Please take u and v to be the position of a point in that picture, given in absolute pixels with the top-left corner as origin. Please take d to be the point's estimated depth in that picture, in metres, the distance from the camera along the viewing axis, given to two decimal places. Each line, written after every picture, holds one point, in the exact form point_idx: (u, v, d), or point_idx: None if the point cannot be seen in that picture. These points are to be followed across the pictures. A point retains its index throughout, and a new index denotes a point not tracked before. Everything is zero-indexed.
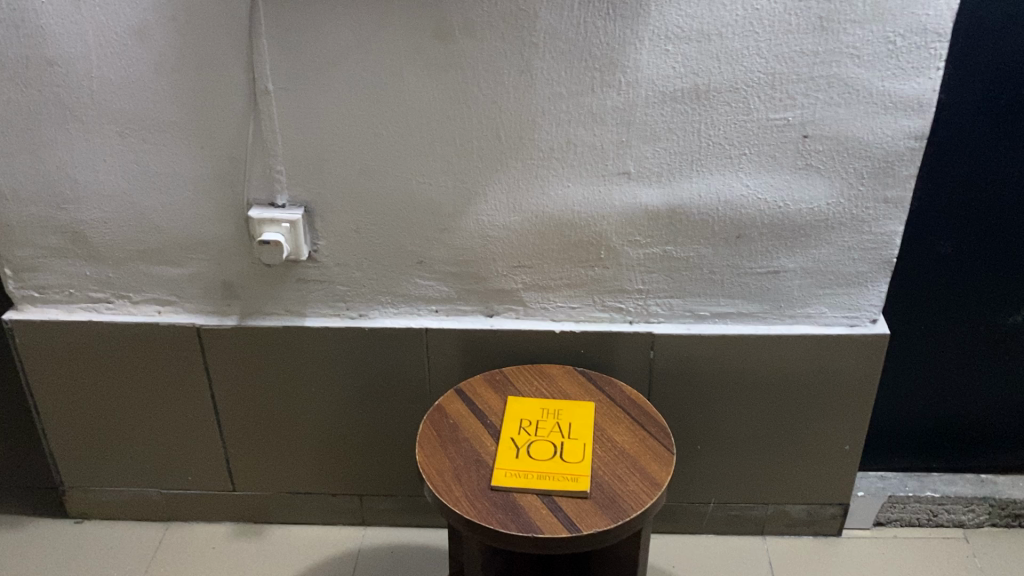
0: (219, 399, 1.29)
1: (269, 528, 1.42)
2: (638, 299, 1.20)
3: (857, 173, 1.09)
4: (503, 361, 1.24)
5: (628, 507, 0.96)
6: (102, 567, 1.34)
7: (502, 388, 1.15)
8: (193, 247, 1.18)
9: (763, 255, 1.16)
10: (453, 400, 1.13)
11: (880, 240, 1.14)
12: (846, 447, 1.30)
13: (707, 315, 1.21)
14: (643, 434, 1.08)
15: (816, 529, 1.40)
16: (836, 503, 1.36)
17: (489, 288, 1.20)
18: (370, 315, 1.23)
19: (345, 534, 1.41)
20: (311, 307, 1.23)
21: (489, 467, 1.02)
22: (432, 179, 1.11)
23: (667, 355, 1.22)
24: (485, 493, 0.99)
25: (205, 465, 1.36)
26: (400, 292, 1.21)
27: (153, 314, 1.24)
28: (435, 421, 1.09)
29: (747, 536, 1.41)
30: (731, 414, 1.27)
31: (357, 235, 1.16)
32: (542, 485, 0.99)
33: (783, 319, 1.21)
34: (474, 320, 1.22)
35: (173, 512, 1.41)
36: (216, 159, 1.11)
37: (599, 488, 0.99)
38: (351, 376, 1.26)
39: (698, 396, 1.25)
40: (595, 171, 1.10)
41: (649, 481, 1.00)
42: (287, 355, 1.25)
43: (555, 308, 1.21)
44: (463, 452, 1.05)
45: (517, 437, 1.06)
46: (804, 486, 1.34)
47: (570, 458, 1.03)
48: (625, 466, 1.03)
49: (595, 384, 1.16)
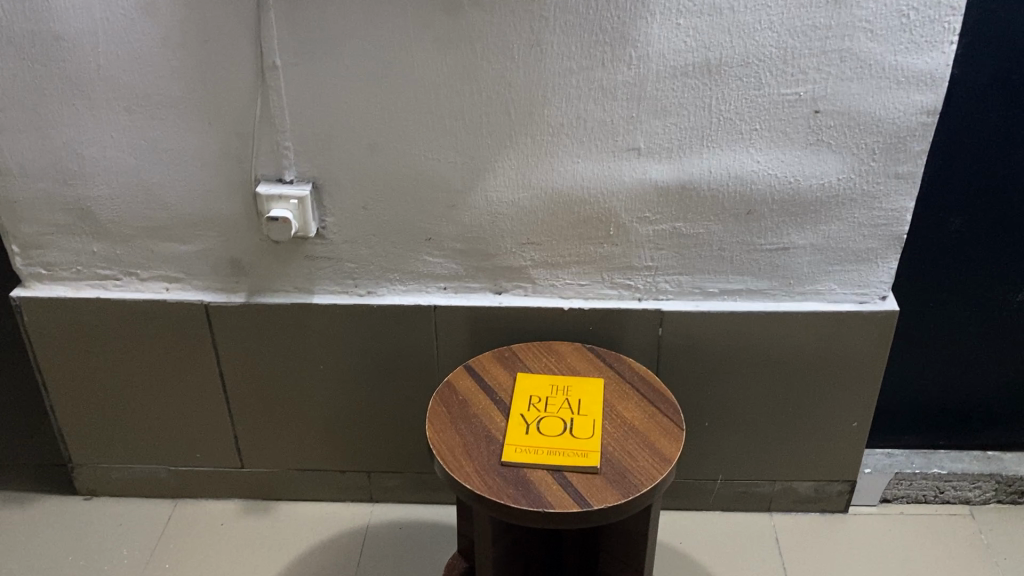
0: (228, 376, 1.30)
1: (277, 505, 1.42)
2: (647, 276, 1.20)
3: (868, 149, 1.08)
4: (511, 337, 1.24)
5: (639, 482, 0.97)
6: (113, 544, 1.35)
7: (511, 364, 1.15)
8: (200, 223, 1.18)
9: (774, 231, 1.15)
10: (463, 376, 1.13)
11: (890, 216, 1.13)
12: (853, 424, 1.30)
13: (716, 292, 1.21)
14: (653, 409, 1.08)
15: (823, 506, 1.40)
16: (843, 480, 1.36)
17: (497, 265, 1.19)
18: (378, 292, 1.22)
19: (353, 511, 1.41)
20: (319, 285, 1.22)
21: (499, 443, 1.03)
22: (441, 155, 1.10)
23: (676, 332, 1.22)
24: (496, 468, 0.99)
25: (214, 442, 1.36)
26: (408, 270, 1.20)
27: (161, 291, 1.24)
28: (444, 397, 1.09)
29: (754, 512, 1.42)
30: (740, 391, 1.27)
31: (365, 212, 1.15)
32: (553, 460, 0.99)
33: (792, 296, 1.21)
34: (482, 297, 1.22)
35: (181, 489, 1.42)
36: (224, 135, 1.10)
37: (609, 464, 1.00)
38: (359, 353, 1.26)
39: (706, 372, 1.25)
40: (606, 147, 1.09)
41: (660, 457, 1.00)
42: (296, 332, 1.25)
43: (564, 286, 1.21)
44: (474, 428, 1.05)
45: (527, 413, 1.06)
46: (811, 463, 1.34)
47: (581, 433, 1.03)
48: (635, 442, 1.03)
49: (604, 360, 1.16)
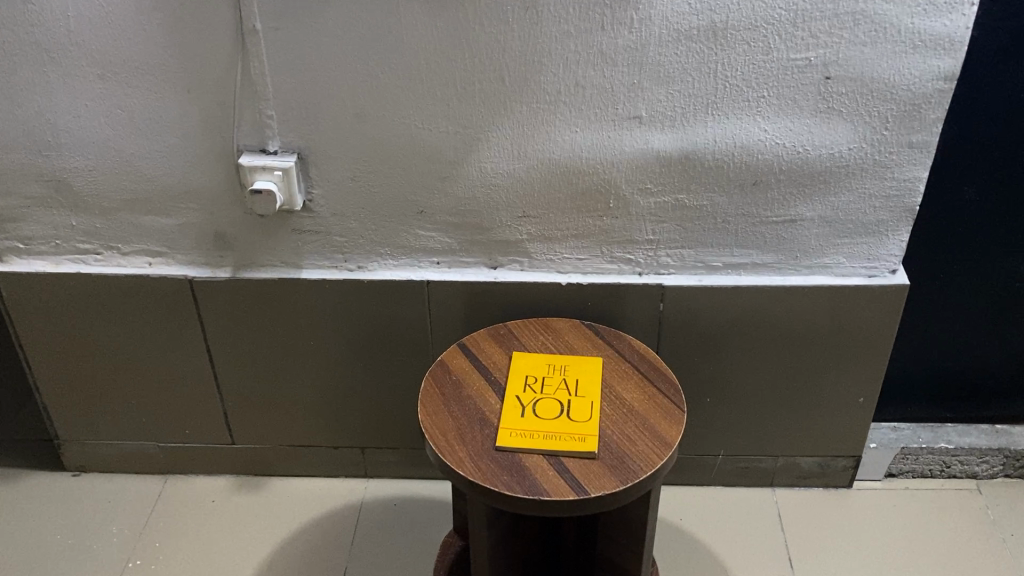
0: (215, 352, 1.26)
1: (269, 481, 1.39)
2: (648, 250, 1.15)
3: (881, 117, 1.03)
4: (506, 313, 1.19)
5: (639, 469, 0.93)
6: (102, 522, 1.33)
7: (507, 342, 1.11)
8: (182, 196, 1.13)
9: (781, 203, 1.10)
10: (456, 355, 1.09)
11: (903, 187, 1.08)
12: (860, 399, 1.26)
13: (720, 266, 1.16)
14: (653, 390, 1.04)
15: (827, 481, 1.37)
16: (848, 455, 1.33)
17: (492, 239, 1.14)
18: (369, 267, 1.18)
19: (347, 487, 1.38)
20: (307, 259, 1.18)
21: (494, 427, 0.99)
22: (433, 124, 1.05)
23: (677, 307, 1.18)
24: (490, 453, 0.96)
25: (203, 418, 1.33)
26: (400, 244, 1.15)
27: (143, 266, 1.20)
28: (437, 378, 1.05)
29: (755, 488, 1.39)
30: (743, 366, 1.23)
31: (354, 183, 1.10)
32: (548, 445, 0.96)
33: (799, 269, 1.16)
34: (477, 272, 1.17)
35: (171, 465, 1.39)
36: (204, 103, 1.05)
37: (607, 449, 0.96)
38: (350, 328, 1.22)
39: (709, 348, 1.21)
40: (605, 115, 1.04)
41: (660, 442, 0.97)
42: (284, 307, 1.21)
43: (561, 260, 1.16)
44: (467, 411, 1.01)
45: (523, 395, 1.02)
46: (816, 439, 1.31)
47: (578, 416, 1.00)
48: (634, 425, 0.99)
49: (603, 338, 1.12)
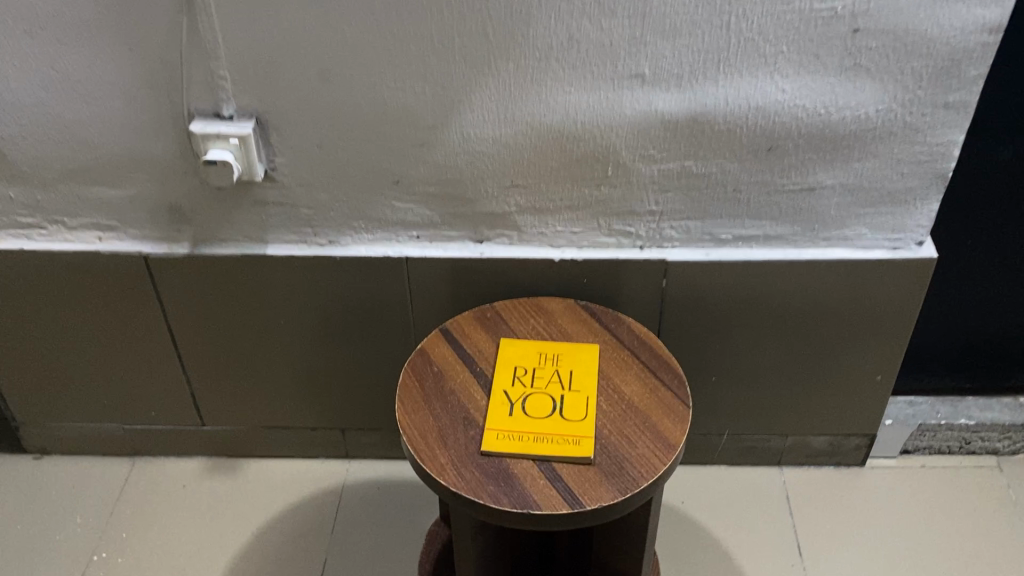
0: (178, 332, 1.15)
1: (244, 462, 1.31)
2: (650, 222, 1.04)
3: (915, 74, 0.91)
4: (494, 290, 1.09)
5: (639, 477, 0.84)
6: (66, 509, 1.24)
7: (494, 327, 1.00)
8: (130, 165, 1.01)
9: (798, 170, 0.99)
10: (438, 343, 0.98)
11: (935, 151, 0.97)
12: (877, 377, 1.17)
13: (729, 239, 1.05)
14: (655, 383, 0.94)
15: (838, 459, 1.29)
16: (862, 434, 1.24)
17: (477, 211, 1.03)
18: (341, 241, 1.07)
19: (327, 468, 1.30)
20: (272, 234, 1.06)
21: (479, 427, 0.89)
22: (408, 84, 0.92)
23: (681, 283, 1.07)
24: (474, 459, 0.86)
25: (169, 400, 1.23)
26: (375, 217, 1.04)
27: (93, 241, 1.08)
28: (417, 370, 0.95)
29: (762, 466, 1.30)
30: (751, 344, 1.14)
31: (321, 151, 0.98)
32: (539, 449, 0.87)
33: (816, 242, 1.05)
34: (461, 247, 1.06)
35: (138, 447, 1.30)
36: (147, 63, 0.92)
37: (605, 454, 0.87)
38: (324, 307, 1.12)
39: (715, 325, 1.11)
40: (603, 74, 0.91)
41: (663, 444, 0.88)
42: (250, 285, 1.10)
43: (555, 234, 1.05)
44: (450, 409, 0.91)
45: (511, 390, 0.93)
46: (828, 419, 1.22)
47: (573, 415, 0.90)
48: (634, 425, 0.90)
49: (600, 321, 1.01)
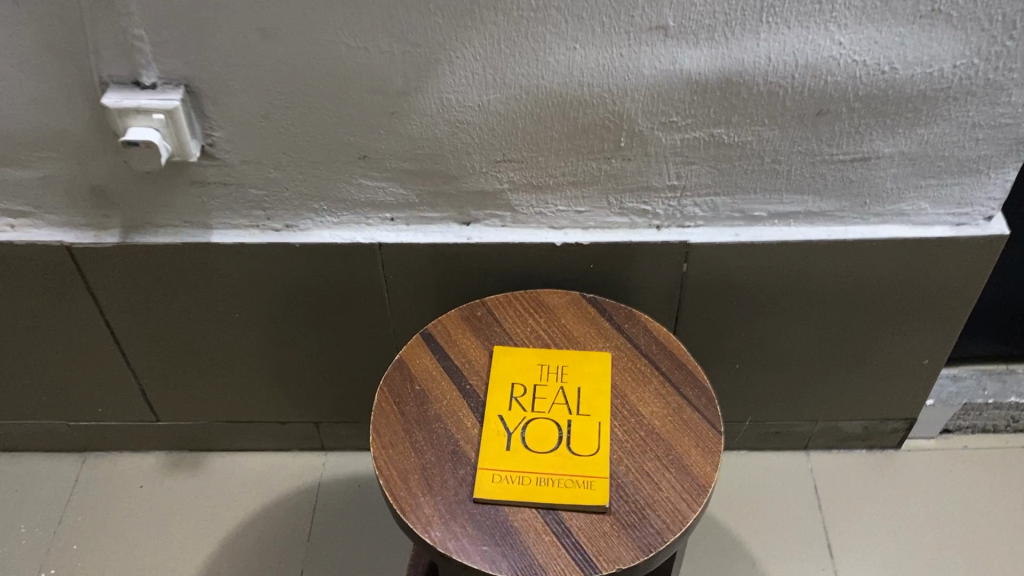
0: (117, 326, 0.99)
1: (208, 457, 1.17)
2: (669, 199, 0.87)
3: (1007, 22, 0.72)
4: (484, 278, 0.92)
5: (664, 530, 0.70)
6: (9, 517, 1.11)
7: (485, 331, 0.85)
8: (36, 143, 0.82)
9: (852, 137, 0.81)
10: (420, 353, 0.83)
11: (1020, 114, 0.79)
12: (925, 361, 1.02)
13: (763, 216, 0.88)
14: (680, 402, 0.79)
15: (871, 443, 1.16)
16: (901, 418, 1.11)
17: (462, 190, 0.86)
18: (300, 226, 0.90)
19: (301, 463, 1.16)
20: (218, 218, 0.89)
21: (470, 465, 0.75)
22: (370, 41, 0.73)
23: (704, 267, 0.91)
24: (465, 508, 0.72)
25: (116, 396, 1.08)
26: (339, 198, 0.87)
27: (5, 228, 0.91)
28: (395, 390, 0.80)
29: (786, 451, 1.17)
30: (783, 329, 0.98)
31: (268, 123, 0.80)
32: (543, 494, 0.72)
33: (866, 219, 0.89)
34: (444, 230, 0.89)
35: (88, 443, 1.16)
36: (40, 22, 0.72)
37: (623, 499, 0.72)
38: (285, 297, 0.96)
39: (742, 311, 0.96)
40: (616, 26, 0.72)
41: (691, 484, 0.73)
42: (197, 275, 0.93)
43: (555, 214, 0.88)
44: (435, 442, 0.76)
45: (508, 415, 0.78)
46: (864, 403, 1.08)
47: (582, 448, 0.75)
48: (656, 459, 0.75)
49: (611, 321, 0.86)
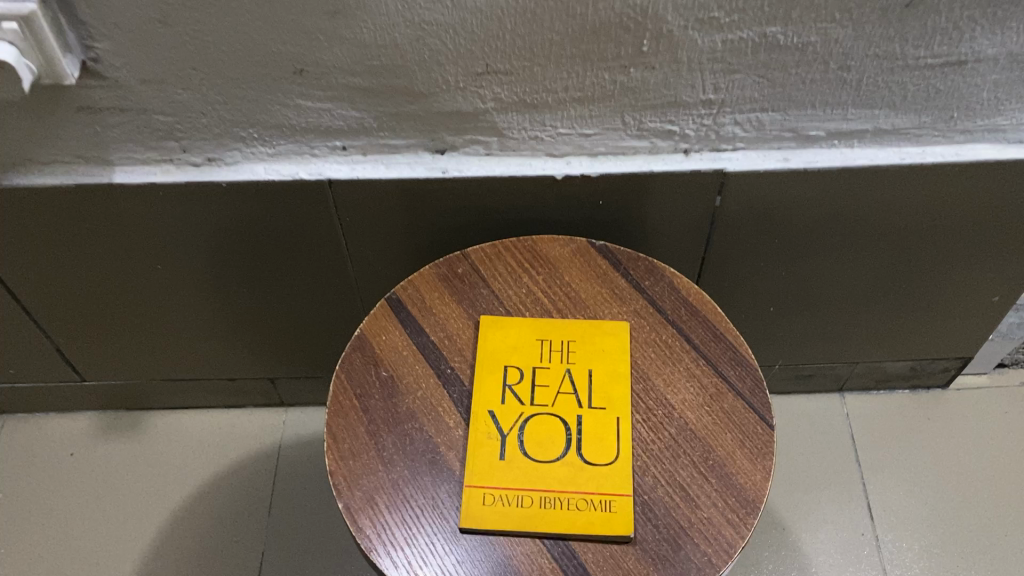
0: (13, 282, 0.80)
1: (150, 416, 1.01)
2: (702, 116, 0.67)
3: None
4: (465, 219, 0.73)
5: (704, 567, 0.55)
6: None
7: (469, 295, 0.67)
8: None
9: (949, 34, 0.61)
10: (387, 328, 0.65)
11: None
12: (993, 298, 0.86)
13: (820, 136, 0.69)
14: (719, 386, 0.62)
15: (915, 382, 1.01)
16: (955, 356, 0.96)
17: (433, 111, 0.65)
18: (228, 159, 0.70)
19: (259, 421, 1.01)
20: (120, 152, 0.69)
21: (455, 480, 0.58)
22: None
23: (742, 200, 0.72)
24: (450, 541, 0.56)
25: (29, 356, 0.91)
26: (273, 123, 0.67)
27: None
28: (355, 378, 0.63)
29: (817, 393, 1.02)
30: (830, 268, 0.81)
31: (166, 30, 0.59)
32: (550, 521, 0.56)
33: (949, 136, 0.70)
34: (412, 160, 0.70)
35: (6, 406, 0.99)
36: None
37: (651, 524, 0.56)
38: (217, 244, 0.77)
39: (783, 248, 0.78)
40: None
41: (738, 500, 0.57)
42: (102, 223, 0.74)
43: (555, 138, 0.68)
44: (409, 450, 0.60)
45: (501, 412, 0.61)
46: (913, 341, 0.93)
47: (598, 455, 0.59)
48: (692, 466, 0.59)
49: (628, 278, 0.68)
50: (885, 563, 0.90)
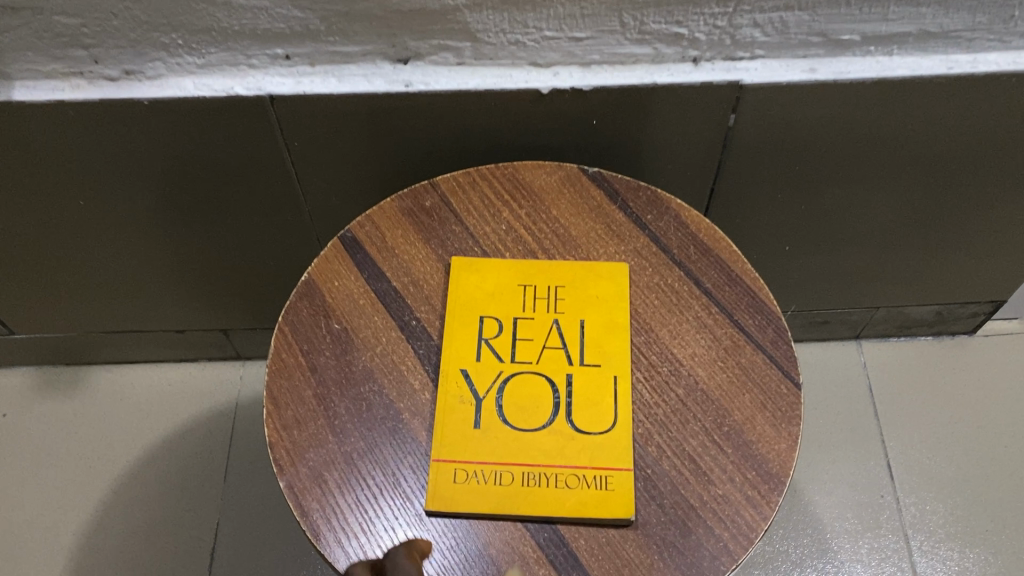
0: None
1: (92, 371, 0.91)
2: (715, 17, 0.55)
3: None
4: (434, 142, 0.62)
5: (719, 555, 0.45)
6: None
7: (438, 233, 0.56)
8: None
9: None
10: (340, 272, 0.54)
11: None
12: None
13: (855, 41, 0.58)
14: (735, 338, 0.52)
15: (940, 329, 0.92)
16: (985, 300, 0.86)
17: (392, 10, 0.53)
18: (148, 72, 0.58)
19: (214, 375, 0.91)
20: (16, 63, 0.57)
21: (421, 453, 0.49)
22: None
23: (758, 119, 0.62)
24: (415, 528, 0.46)
25: None
26: (197, 27, 0.54)
27: None
28: (301, 332, 0.52)
29: (832, 341, 0.93)
30: (855, 200, 0.71)
31: None
32: (535, 502, 0.47)
33: (1008, 42, 0.58)
34: (369, 71, 0.58)
35: None
36: None
37: (655, 504, 0.47)
38: (146, 176, 0.65)
39: (803, 178, 0.68)
40: None
41: (758, 474, 0.48)
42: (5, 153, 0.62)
43: (540, 43, 0.56)
44: (366, 418, 0.50)
45: (476, 371, 0.51)
46: (941, 283, 0.83)
47: (591, 423, 0.49)
48: (703, 433, 0.49)
49: (626, 211, 0.57)
50: (907, 528, 0.82)
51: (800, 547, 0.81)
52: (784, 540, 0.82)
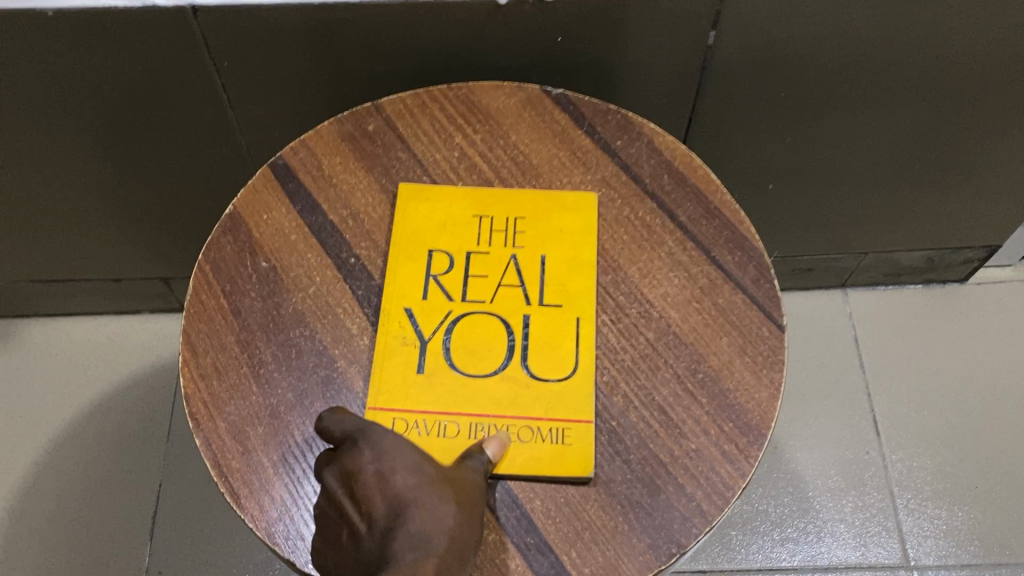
0: None
1: (26, 323, 0.84)
2: None
3: None
4: (381, 62, 0.56)
5: (692, 517, 0.40)
6: None
7: (381, 160, 0.50)
8: None
9: None
10: (269, 205, 0.48)
11: None
12: None
13: None
14: (711, 276, 0.47)
15: (930, 276, 0.87)
16: (980, 245, 0.81)
17: None
18: None
19: (158, 326, 0.85)
20: None
21: (357, 405, 0.43)
22: None
23: (741, 38, 0.55)
24: None
25: None
26: None
27: None
28: (224, 271, 0.46)
29: (817, 290, 0.88)
30: (844, 132, 0.65)
31: None
32: None
33: None
34: None
35: None
36: None
37: (620, 460, 0.42)
38: (60, 102, 0.58)
39: (788, 106, 0.62)
40: None
41: (736, 427, 0.43)
42: None
43: None
44: (294, 366, 0.44)
45: (422, 312, 0.45)
46: (934, 225, 0.78)
47: (548, 370, 0.44)
48: (675, 381, 0.44)
49: (593, 136, 0.51)
50: (893, 485, 0.78)
51: (780, 506, 0.77)
52: (764, 499, 0.77)
